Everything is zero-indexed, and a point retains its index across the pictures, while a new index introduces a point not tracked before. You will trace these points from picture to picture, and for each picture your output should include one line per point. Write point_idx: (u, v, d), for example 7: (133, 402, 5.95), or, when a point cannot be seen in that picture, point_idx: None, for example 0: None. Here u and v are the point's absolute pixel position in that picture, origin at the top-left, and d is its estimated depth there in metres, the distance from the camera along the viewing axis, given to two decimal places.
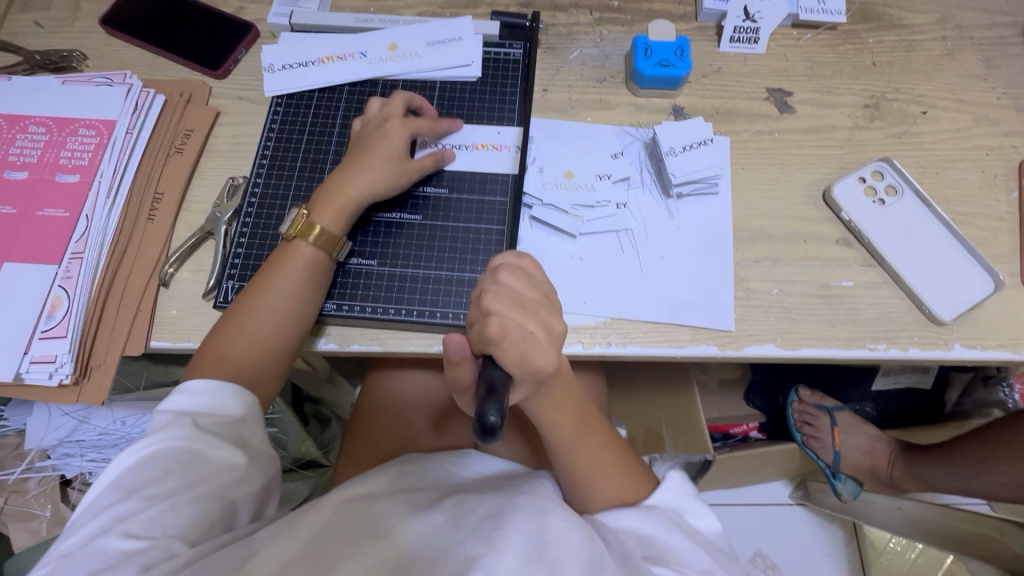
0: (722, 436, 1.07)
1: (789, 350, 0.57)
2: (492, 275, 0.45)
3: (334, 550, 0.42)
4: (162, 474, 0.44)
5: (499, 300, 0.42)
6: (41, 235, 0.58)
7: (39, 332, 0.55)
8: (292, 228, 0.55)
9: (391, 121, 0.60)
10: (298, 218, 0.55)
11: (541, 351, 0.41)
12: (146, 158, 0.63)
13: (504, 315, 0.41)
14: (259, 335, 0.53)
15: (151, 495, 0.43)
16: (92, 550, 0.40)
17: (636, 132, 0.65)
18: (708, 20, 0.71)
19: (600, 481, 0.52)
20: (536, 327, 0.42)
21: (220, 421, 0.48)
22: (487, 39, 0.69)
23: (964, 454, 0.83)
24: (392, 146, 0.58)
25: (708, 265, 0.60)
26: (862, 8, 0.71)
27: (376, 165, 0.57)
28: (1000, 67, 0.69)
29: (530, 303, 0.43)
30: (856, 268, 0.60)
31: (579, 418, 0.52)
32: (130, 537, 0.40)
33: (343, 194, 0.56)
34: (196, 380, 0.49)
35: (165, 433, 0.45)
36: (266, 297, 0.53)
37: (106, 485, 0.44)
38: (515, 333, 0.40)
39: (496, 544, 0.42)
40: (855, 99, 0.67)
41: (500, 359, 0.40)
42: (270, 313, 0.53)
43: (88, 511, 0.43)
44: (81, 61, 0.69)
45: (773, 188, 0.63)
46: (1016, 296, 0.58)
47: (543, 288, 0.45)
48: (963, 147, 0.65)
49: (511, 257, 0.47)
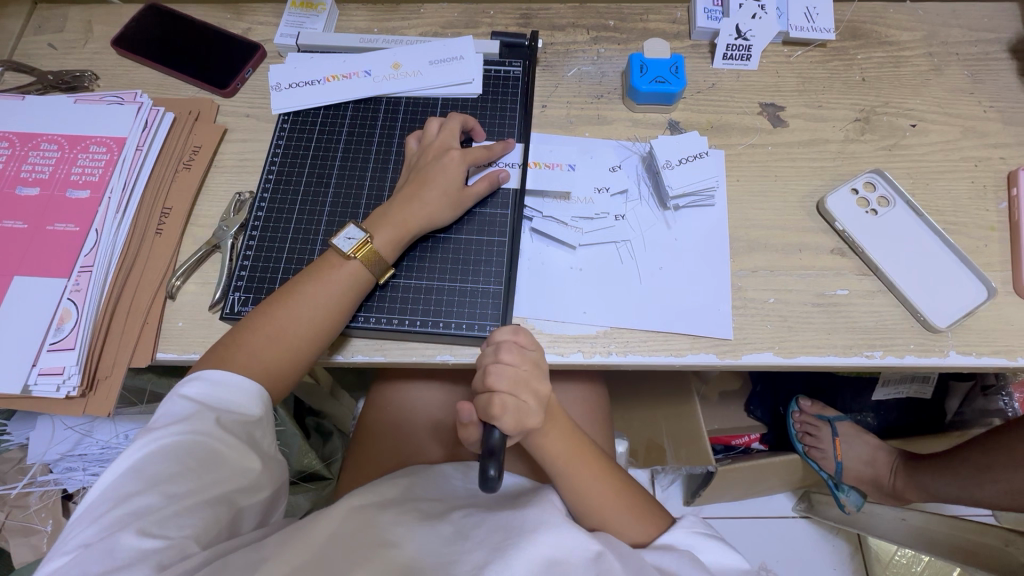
0: (725, 448, 1.07)
1: (787, 358, 0.58)
2: (493, 349, 0.49)
3: (342, 557, 0.42)
4: (182, 468, 0.44)
5: (499, 378, 0.47)
6: (51, 249, 0.59)
7: (48, 344, 0.56)
8: (355, 247, 0.56)
9: (450, 153, 0.60)
10: (361, 241, 0.56)
11: (531, 417, 0.47)
12: (154, 174, 0.64)
13: (503, 394, 0.46)
14: (292, 342, 0.53)
15: (168, 492, 0.43)
16: (105, 545, 0.40)
17: (633, 147, 0.67)
18: (702, 38, 0.73)
19: (604, 506, 0.52)
20: (529, 398, 0.47)
21: (240, 420, 0.49)
22: (487, 58, 0.71)
23: (966, 462, 0.83)
24: (450, 178, 0.59)
25: (706, 277, 0.61)
26: (850, 26, 0.74)
27: (434, 196, 0.58)
28: (986, 81, 0.71)
29: (524, 377, 0.47)
30: (852, 277, 0.61)
31: (573, 442, 0.54)
32: (147, 532, 0.41)
33: (404, 221, 0.58)
34: (223, 374, 0.49)
35: (187, 426, 0.46)
36: (304, 309, 0.54)
37: (121, 474, 0.44)
38: (512, 408, 0.46)
39: (503, 553, 0.43)
40: (845, 113, 0.69)
41: (499, 424, 0.46)
42: (308, 327, 0.53)
43: (102, 499, 0.43)
44: (93, 81, 0.71)
45: (769, 199, 0.65)
46: (1008, 303, 0.59)
47: (533, 356, 0.49)
48: (952, 158, 0.67)
49: (507, 330, 0.50)
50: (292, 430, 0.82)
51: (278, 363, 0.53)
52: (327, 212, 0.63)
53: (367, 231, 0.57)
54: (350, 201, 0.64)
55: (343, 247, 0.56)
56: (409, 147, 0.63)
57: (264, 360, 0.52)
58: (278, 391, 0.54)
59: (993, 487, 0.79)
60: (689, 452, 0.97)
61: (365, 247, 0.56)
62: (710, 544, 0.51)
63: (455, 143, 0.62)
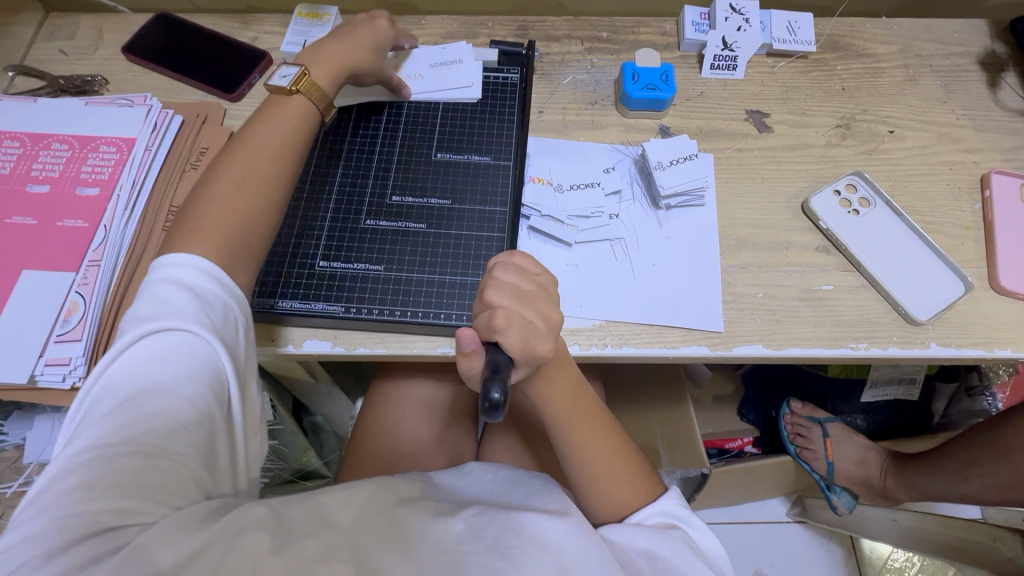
0: (718, 452, 1.08)
1: (775, 350, 0.60)
2: (490, 272, 0.47)
3: (369, 545, 0.41)
4: (176, 382, 0.42)
5: (500, 293, 0.44)
6: (60, 244, 0.61)
7: (55, 335, 0.57)
8: (293, 81, 0.58)
9: (376, 19, 0.67)
10: (297, 77, 0.58)
11: (541, 339, 0.44)
12: (163, 173, 0.66)
13: (506, 308, 0.43)
14: (243, 200, 0.52)
15: (170, 395, 0.42)
16: (105, 458, 0.39)
17: (626, 150, 0.70)
18: (690, 49, 0.77)
19: (602, 469, 0.54)
20: (536, 317, 0.45)
21: (230, 334, 0.47)
22: (487, 65, 0.74)
23: (951, 458, 0.86)
24: (377, 37, 0.65)
25: (697, 273, 0.63)
26: (830, 39, 0.78)
27: (365, 45, 0.64)
28: (958, 91, 0.75)
29: (529, 295, 0.45)
30: (836, 273, 0.63)
31: (576, 397, 0.54)
32: (150, 441, 0.40)
33: (336, 62, 0.61)
34: (200, 275, 0.47)
35: (180, 337, 0.44)
36: (249, 165, 0.53)
37: (123, 376, 0.43)
38: (518, 324, 0.43)
39: (518, 563, 0.42)
40: (827, 120, 0.73)
41: (503, 342, 0.42)
42: (261, 175, 0.53)
43: (106, 398, 0.42)
44: (103, 86, 0.74)
45: (755, 200, 0.67)
46: (985, 298, 0.62)
47: (540, 281, 0.47)
48: (928, 162, 0.70)
49: (503, 257, 0.49)
50: (291, 429, 0.83)
51: (243, 215, 0.52)
52: (331, 208, 0.65)
53: (301, 66, 0.59)
54: (354, 197, 0.65)
55: (280, 83, 0.58)
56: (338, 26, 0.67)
57: (226, 210, 0.51)
58: (244, 258, 0.51)
59: (978, 481, 0.82)
60: (684, 454, 0.97)
61: (303, 79, 0.58)
62: (696, 522, 0.52)
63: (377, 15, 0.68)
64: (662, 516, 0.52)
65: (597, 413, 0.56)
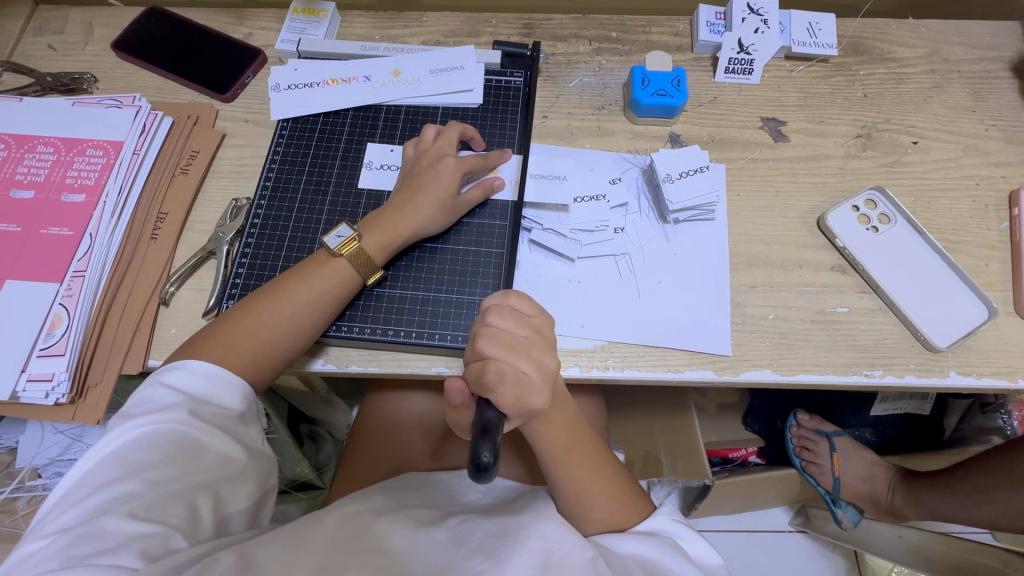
0: (721, 460, 1.05)
1: (785, 376, 0.57)
2: (484, 315, 0.45)
3: (343, 562, 0.41)
4: (160, 465, 0.44)
5: (492, 344, 0.43)
6: (44, 253, 0.59)
7: (38, 350, 0.55)
8: (342, 245, 0.56)
9: (445, 159, 0.60)
10: (349, 239, 0.56)
11: (534, 392, 0.43)
12: (152, 179, 0.64)
13: (499, 361, 0.42)
14: (251, 349, 0.52)
15: (151, 479, 0.43)
16: (80, 542, 0.39)
17: (634, 159, 0.67)
18: (704, 51, 0.73)
19: (596, 500, 0.52)
20: (529, 368, 0.43)
21: (218, 412, 0.48)
22: (489, 67, 0.70)
23: (965, 481, 0.83)
24: (445, 185, 0.59)
25: (704, 292, 0.60)
26: (853, 42, 0.74)
27: (427, 203, 0.58)
28: (988, 100, 0.71)
29: (523, 344, 0.44)
30: (852, 294, 0.60)
31: (569, 431, 0.52)
32: (125, 524, 0.40)
33: (395, 226, 0.57)
34: (196, 365, 0.49)
35: (163, 420, 0.45)
36: (269, 298, 0.53)
37: (105, 460, 0.44)
38: (510, 380, 0.41)
39: (501, 560, 0.42)
40: (847, 129, 0.69)
41: (495, 399, 0.41)
42: (277, 322, 0.52)
43: (85, 483, 0.43)
44: (92, 84, 0.71)
45: (768, 214, 0.64)
46: (1010, 324, 0.59)
47: (536, 324, 0.46)
48: (953, 176, 0.66)
49: (498, 297, 0.47)
50: (285, 438, 0.81)
51: (252, 361, 0.52)
52: (324, 218, 0.63)
53: (357, 231, 0.57)
54: (349, 206, 0.63)
55: (332, 244, 0.56)
56: (407, 153, 0.63)
57: (238, 353, 0.51)
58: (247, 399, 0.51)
59: (993, 507, 0.79)
60: (686, 464, 0.93)
61: (351, 245, 0.56)
62: (691, 535, 0.51)
63: (452, 150, 0.62)
64: (656, 528, 0.50)
65: (593, 445, 0.54)
